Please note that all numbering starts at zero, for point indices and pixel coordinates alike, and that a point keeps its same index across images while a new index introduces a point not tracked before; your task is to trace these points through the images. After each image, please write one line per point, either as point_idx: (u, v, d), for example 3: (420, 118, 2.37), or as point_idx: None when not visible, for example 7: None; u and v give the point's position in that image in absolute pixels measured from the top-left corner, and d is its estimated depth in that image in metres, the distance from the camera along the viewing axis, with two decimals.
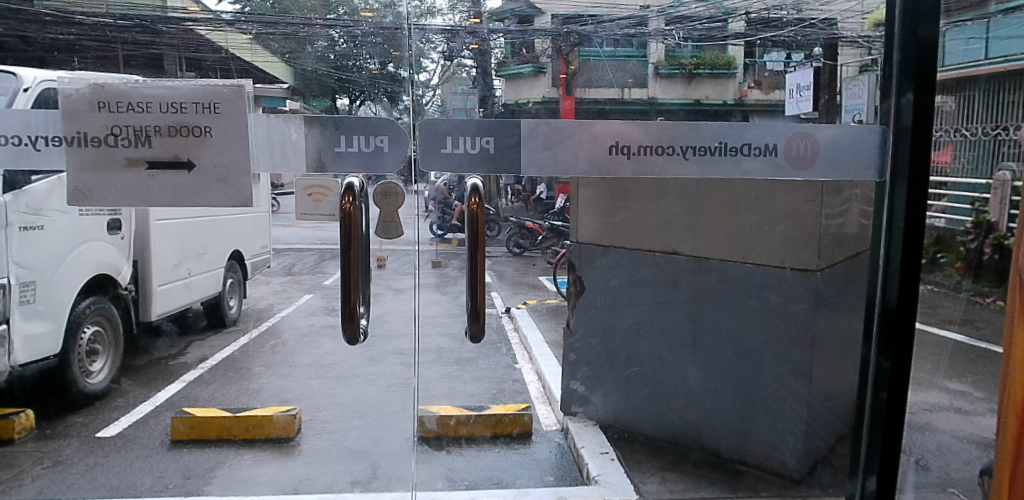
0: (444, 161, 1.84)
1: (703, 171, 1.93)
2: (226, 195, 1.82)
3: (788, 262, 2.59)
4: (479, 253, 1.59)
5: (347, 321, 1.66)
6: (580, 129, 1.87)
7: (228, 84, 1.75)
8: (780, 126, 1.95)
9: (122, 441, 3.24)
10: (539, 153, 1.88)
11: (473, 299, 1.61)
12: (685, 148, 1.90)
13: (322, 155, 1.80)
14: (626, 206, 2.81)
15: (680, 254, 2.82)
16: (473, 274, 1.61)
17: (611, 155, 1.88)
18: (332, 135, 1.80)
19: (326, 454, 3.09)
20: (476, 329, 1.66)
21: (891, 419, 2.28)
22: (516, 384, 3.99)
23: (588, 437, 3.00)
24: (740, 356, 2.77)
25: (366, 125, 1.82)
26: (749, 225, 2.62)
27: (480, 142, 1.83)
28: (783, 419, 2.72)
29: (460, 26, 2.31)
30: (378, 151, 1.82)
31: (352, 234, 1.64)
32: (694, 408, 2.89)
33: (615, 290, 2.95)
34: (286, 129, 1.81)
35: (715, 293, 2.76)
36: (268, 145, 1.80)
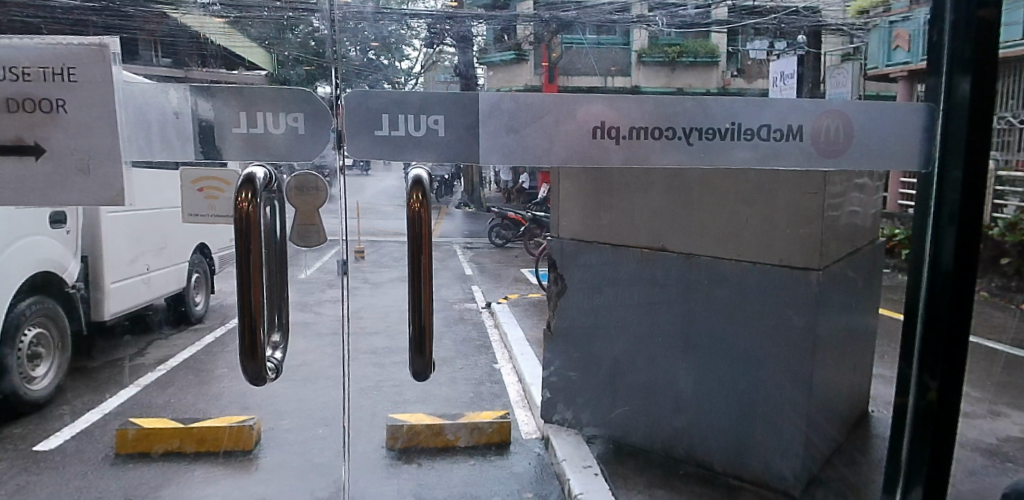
0: (371, 147, 1.55)
1: (696, 161, 1.67)
2: (89, 192, 1.51)
3: (788, 260, 2.35)
4: (424, 260, 1.34)
5: (246, 359, 1.41)
6: (557, 106, 1.59)
7: (87, 43, 1.47)
8: (806, 106, 1.72)
9: (59, 457, 2.95)
10: (503, 137, 1.59)
11: (415, 314, 1.35)
12: (688, 131, 1.64)
13: (219, 139, 1.50)
14: (611, 200, 2.63)
15: (670, 250, 2.61)
16: (417, 296, 1.34)
17: (595, 139, 1.61)
18: (230, 107, 1.50)
19: (286, 469, 2.85)
20: (419, 364, 1.38)
21: (941, 419, 2.09)
22: (495, 387, 3.76)
23: (570, 446, 2.81)
24: (737, 363, 2.53)
25: (275, 97, 1.52)
26: (755, 218, 2.39)
27: (426, 121, 1.55)
28: (783, 433, 2.49)
29: (441, 12, 2.11)
30: (291, 132, 1.52)
31: (250, 240, 1.37)
32: (684, 417, 2.69)
33: (601, 289, 2.75)
34: (165, 103, 1.49)
35: (709, 293, 2.53)
36: (143, 125, 1.48)
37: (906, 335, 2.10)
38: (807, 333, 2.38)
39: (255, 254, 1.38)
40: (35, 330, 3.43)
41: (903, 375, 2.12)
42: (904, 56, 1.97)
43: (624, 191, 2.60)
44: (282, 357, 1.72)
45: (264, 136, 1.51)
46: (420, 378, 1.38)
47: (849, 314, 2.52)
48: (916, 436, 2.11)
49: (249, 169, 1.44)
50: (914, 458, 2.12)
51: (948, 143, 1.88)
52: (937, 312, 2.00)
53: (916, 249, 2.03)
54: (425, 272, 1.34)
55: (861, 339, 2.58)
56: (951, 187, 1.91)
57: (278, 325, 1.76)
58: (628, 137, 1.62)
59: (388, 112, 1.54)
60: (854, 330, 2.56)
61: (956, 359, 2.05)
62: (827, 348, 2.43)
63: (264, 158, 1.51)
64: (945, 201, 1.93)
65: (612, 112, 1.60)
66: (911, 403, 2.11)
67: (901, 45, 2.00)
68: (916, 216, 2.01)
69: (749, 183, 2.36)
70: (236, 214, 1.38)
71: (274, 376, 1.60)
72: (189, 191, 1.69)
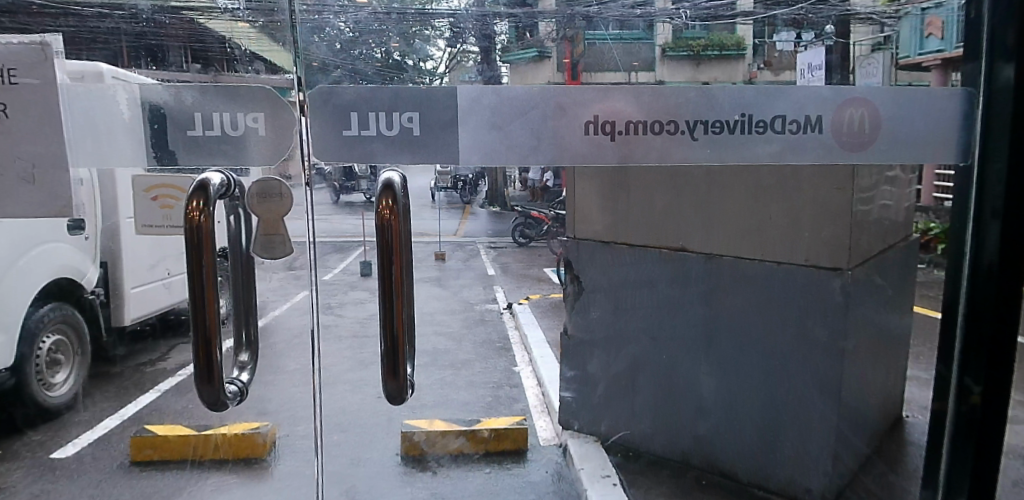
0: (336, 151, 1.44)
1: (702, 155, 1.56)
2: (37, 202, 1.48)
3: (812, 261, 2.22)
4: (395, 270, 1.26)
5: (202, 383, 1.37)
6: (543, 99, 1.49)
7: (29, 43, 1.43)
8: (828, 92, 1.60)
9: (75, 465, 2.96)
10: (486, 134, 1.48)
11: (387, 327, 1.27)
12: (692, 125, 1.54)
13: (172, 141, 1.42)
14: (628, 198, 2.55)
15: (690, 251, 2.49)
16: (389, 309, 1.26)
17: (589, 136, 1.50)
18: (183, 106, 1.42)
19: (298, 478, 2.79)
20: (393, 387, 1.29)
21: (988, 426, 1.94)
22: (513, 390, 3.65)
23: (589, 456, 2.73)
24: (763, 369, 2.40)
25: (229, 96, 1.43)
26: (778, 216, 2.27)
27: (399, 119, 1.45)
28: (812, 442, 2.36)
29: (466, 9, 1.99)
30: (250, 133, 1.44)
31: (202, 253, 1.29)
32: (706, 424, 2.58)
33: (615, 289, 2.66)
34: (110, 103, 1.42)
35: (729, 295, 2.42)
36: (89, 129, 1.42)
37: (945, 335, 1.97)
38: (838, 337, 2.24)
39: (208, 269, 1.30)
40: (54, 338, 3.43)
41: (943, 378, 1.99)
42: (937, 44, 1.85)
43: (639, 190, 2.53)
44: (250, 377, 1.67)
45: (220, 139, 1.43)
46: (395, 401, 1.30)
47: (879, 313, 2.39)
48: (958, 443, 1.98)
49: (204, 174, 1.37)
50: (955, 467, 1.98)
51: (988, 130, 1.74)
52: (981, 313, 1.87)
53: (956, 245, 1.90)
54: (398, 279, 1.26)
55: (891, 338, 2.50)
56: (994, 178, 1.78)
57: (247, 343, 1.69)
58: (622, 133, 1.51)
59: (356, 111, 1.43)
60: (881, 330, 2.44)
61: (1005, 364, 1.89)
62: (856, 349, 2.30)
63: (220, 162, 1.44)
64: (988, 193, 1.80)
65: (608, 106, 1.50)
66: (951, 410, 1.97)
67: (934, 33, 1.88)
68: (957, 210, 1.87)
69: (768, 179, 2.26)
70: (187, 229, 1.29)
71: (236, 402, 1.55)
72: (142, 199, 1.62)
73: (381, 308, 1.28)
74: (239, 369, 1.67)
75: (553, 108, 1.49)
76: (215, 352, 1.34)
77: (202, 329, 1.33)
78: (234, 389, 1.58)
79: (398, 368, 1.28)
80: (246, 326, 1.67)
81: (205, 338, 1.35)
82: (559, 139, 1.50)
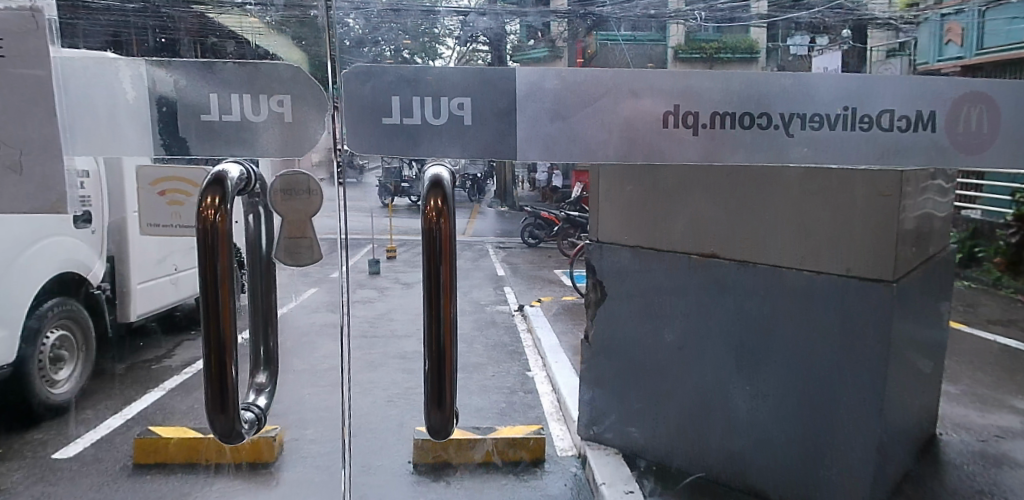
0: (376, 139, 1.31)
1: (780, 157, 1.42)
2: (25, 193, 1.38)
3: (856, 270, 2.11)
4: (445, 279, 1.11)
5: (213, 413, 1.19)
6: (614, 85, 1.36)
7: (18, 9, 1.33)
8: (916, 85, 1.45)
9: (78, 467, 2.86)
10: (546, 124, 1.34)
11: (432, 343, 1.12)
12: (789, 117, 1.40)
13: (188, 124, 1.31)
14: (655, 198, 2.49)
15: (721, 258, 2.38)
16: (437, 324, 1.11)
17: (667, 129, 1.38)
18: (197, 88, 1.31)
19: (307, 486, 2.70)
20: (438, 419, 1.15)
21: None
22: (528, 396, 3.54)
23: (610, 469, 2.62)
24: (804, 384, 2.28)
25: (252, 78, 1.33)
26: (820, 221, 2.15)
27: (449, 105, 1.32)
28: (852, 462, 2.25)
29: (477, 7, 1.81)
30: (278, 119, 1.33)
31: (219, 254, 1.14)
32: (737, 441, 2.46)
33: (650, 290, 2.51)
34: (113, 83, 1.32)
35: (765, 302, 2.30)
36: (89, 110, 1.32)
37: None
38: (884, 350, 2.13)
39: (224, 268, 1.15)
40: (59, 331, 3.23)
41: None
42: (956, 51, 1.74)
43: (666, 191, 2.45)
44: (268, 402, 1.54)
45: (240, 124, 1.32)
46: (436, 434, 1.17)
47: (919, 325, 2.30)
48: None
49: (221, 166, 1.25)
50: None
51: None
52: None
53: None
54: (447, 293, 1.12)
55: (926, 350, 2.40)
56: None
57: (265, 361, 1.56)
58: (704, 128, 1.39)
59: (400, 94, 1.31)
60: (919, 344, 2.34)
61: None
62: (899, 362, 2.20)
63: (238, 152, 1.32)
64: None
65: (686, 97, 1.37)
66: None
67: (953, 40, 1.77)
68: None
69: (818, 182, 2.14)
70: (200, 227, 1.14)
71: (252, 433, 1.36)
72: (149, 194, 1.49)
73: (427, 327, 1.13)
74: (257, 392, 1.54)
75: (626, 95, 1.36)
76: (230, 379, 1.18)
77: (215, 349, 1.17)
78: (252, 416, 1.42)
79: (444, 399, 1.13)
80: (263, 337, 1.54)
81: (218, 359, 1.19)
82: (631, 133, 1.37)
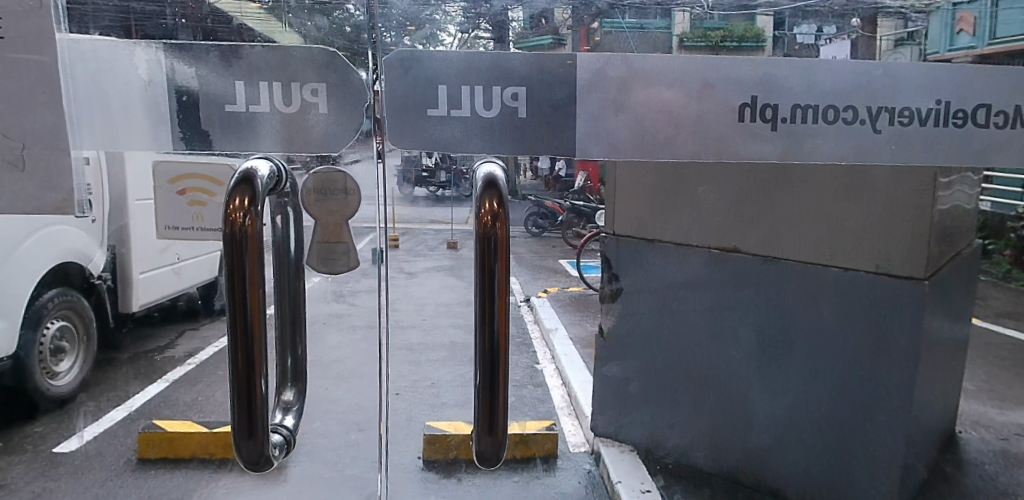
0: (428, 131, 1.23)
1: (871, 155, 1.28)
2: (26, 193, 1.28)
3: (882, 267, 2.09)
4: (500, 282, 1.01)
5: (241, 436, 1.07)
6: (684, 73, 1.24)
7: None
8: (991, 77, 1.30)
9: (80, 462, 2.82)
10: (610, 118, 1.23)
11: (483, 356, 1.02)
12: (875, 112, 1.27)
13: (213, 117, 1.24)
14: (675, 191, 2.43)
15: (742, 251, 2.37)
16: (490, 337, 1.01)
17: (742, 121, 1.24)
18: (220, 80, 1.24)
19: (316, 482, 2.65)
20: (486, 445, 1.04)
21: None
22: (538, 390, 3.48)
23: (625, 468, 2.59)
24: (828, 380, 2.28)
25: (281, 65, 1.25)
26: (848, 216, 2.13)
27: (501, 95, 1.22)
28: (876, 460, 2.25)
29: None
30: (312, 108, 1.25)
31: (253, 258, 1.04)
32: (758, 437, 2.47)
33: (678, 284, 2.48)
34: (132, 74, 1.25)
35: (789, 296, 2.29)
36: (100, 98, 1.25)
37: None
38: (909, 349, 2.13)
39: (252, 270, 1.04)
40: (59, 323, 3.10)
41: None
42: (968, 41, 1.41)
43: (686, 184, 2.41)
44: (295, 422, 1.40)
45: (269, 115, 1.25)
46: (485, 460, 1.05)
47: (945, 323, 2.27)
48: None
49: (249, 163, 1.13)
50: None
51: None
52: None
53: None
54: (502, 304, 1.01)
55: (950, 348, 2.36)
56: None
57: (292, 376, 1.44)
58: (788, 121, 1.25)
59: (448, 84, 1.22)
60: (943, 340, 2.28)
61: None
62: (927, 359, 2.19)
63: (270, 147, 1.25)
64: None
65: (770, 87, 1.24)
66: None
67: (964, 29, 1.44)
68: None
69: (848, 177, 2.10)
70: (226, 233, 1.03)
71: (282, 457, 1.25)
72: (168, 192, 1.38)
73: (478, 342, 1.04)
74: (283, 411, 1.40)
75: (701, 85, 1.24)
76: (259, 407, 1.07)
77: (243, 372, 1.06)
78: (280, 437, 1.30)
79: (495, 422, 1.03)
80: (291, 345, 1.44)
81: (246, 381, 1.07)
82: (703, 128, 1.25)
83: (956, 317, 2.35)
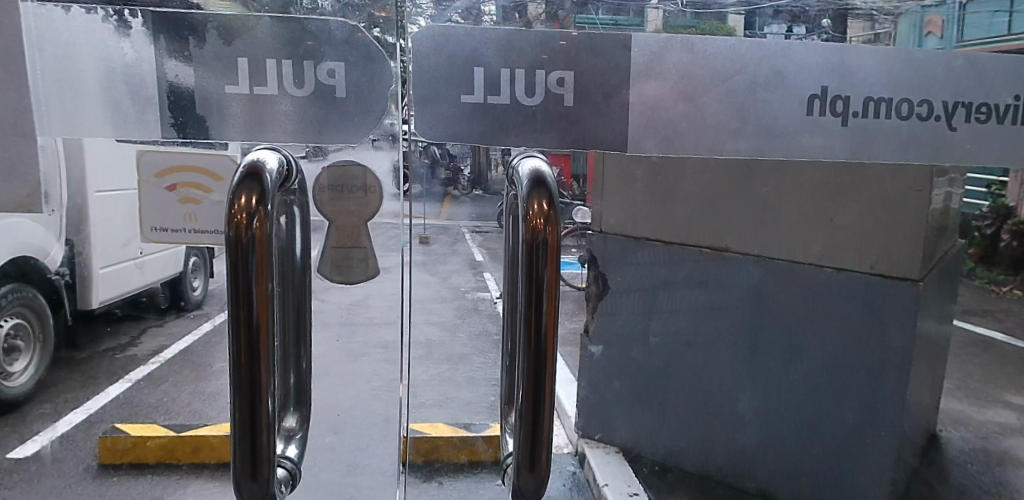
0: (444, 123, 1.16)
1: (941, 157, 1.23)
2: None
3: (879, 266, 2.19)
4: (547, 286, 0.95)
5: (244, 474, 0.97)
6: (751, 60, 1.18)
7: None
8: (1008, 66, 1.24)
9: (35, 469, 2.70)
10: (670, 107, 1.16)
11: (528, 374, 0.96)
12: (951, 108, 1.21)
13: (218, 105, 1.14)
14: (665, 183, 2.25)
15: (734, 250, 2.43)
16: (535, 356, 0.95)
17: (810, 115, 1.18)
18: (215, 67, 1.13)
19: None
20: (529, 480, 0.97)
21: None
22: None
23: (611, 470, 2.40)
24: (816, 380, 2.40)
25: (293, 44, 1.16)
26: (845, 215, 2.21)
27: (546, 81, 1.14)
28: (863, 462, 2.37)
29: None
30: (334, 90, 1.17)
31: (262, 268, 0.94)
32: (744, 438, 2.53)
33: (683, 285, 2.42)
34: (117, 50, 1.12)
35: (782, 295, 2.38)
36: (70, 76, 1.13)
37: None
38: (897, 351, 2.25)
39: (261, 276, 0.94)
40: (12, 321, 2.81)
41: None
42: (936, 44, 1.27)
43: (674, 181, 2.27)
44: (298, 452, 1.22)
45: (278, 98, 1.15)
46: (520, 497, 0.99)
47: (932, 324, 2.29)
48: None
49: (253, 156, 1.02)
50: None
51: None
52: None
53: None
54: (549, 329, 0.95)
55: (936, 348, 2.39)
56: None
57: (294, 401, 1.30)
58: (859, 116, 1.19)
59: (484, 67, 1.14)
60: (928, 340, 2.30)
61: None
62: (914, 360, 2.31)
63: (285, 138, 1.16)
64: None
65: (839, 78, 1.19)
66: None
67: (933, 31, 1.29)
68: None
69: (849, 176, 2.14)
70: (229, 237, 0.92)
71: (287, 491, 1.12)
72: (155, 188, 1.27)
73: (520, 369, 0.97)
74: (286, 439, 1.23)
75: (769, 72, 1.18)
76: (261, 434, 0.96)
77: (244, 395, 0.95)
78: (284, 471, 1.15)
79: (538, 457, 0.97)
80: (295, 358, 1.28)
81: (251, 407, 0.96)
82: (769, 125, 1.18)
83: (942, 319, 2.37)
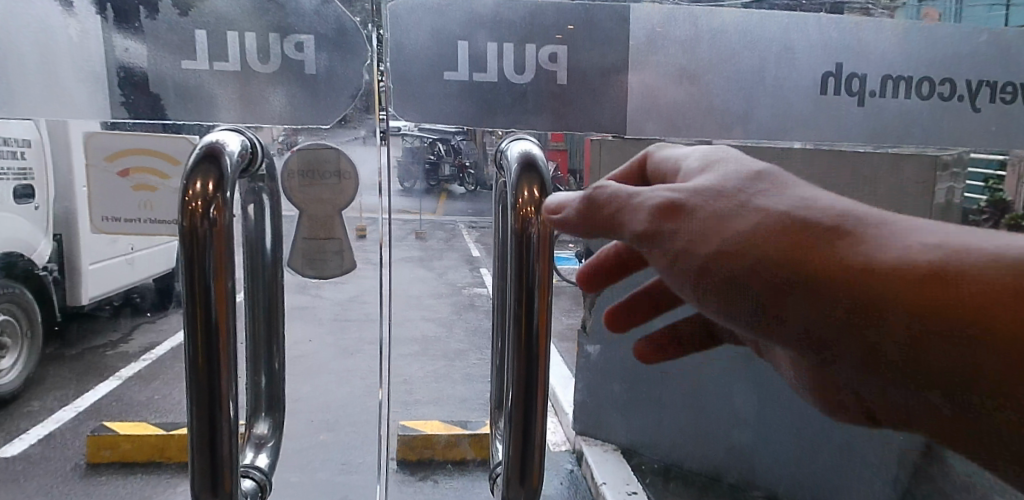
0: (431, 103, 1.18)
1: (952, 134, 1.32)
2: None
3: None
4: (540, 283, 0.97)
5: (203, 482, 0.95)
6: (774, 40, 1.25)
7: None
8: None
9: (22, 467, 2.67)
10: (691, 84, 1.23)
11: (518, 378, 0.97)
12: (974, 87, 1.31)
13: (193, 86, 1.19)
14: None
15: None
16: (526, 360, 0.96)
17: (824, 96, 1.26)
18: (183, 46, 1.18)
19: None
20: (516, 489, 0.98)
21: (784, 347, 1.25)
22: None
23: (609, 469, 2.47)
24: None
25: (264, 19, 1.18)
26: None
27: (540, 57, 1.18)
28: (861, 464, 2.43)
29: None
30: (306, 66, 1.21)
31: (220, 264, 0.92)
32: None
33: None
34: (74, 39, 1.18)
35: None
36: (28, 64, 1.19)
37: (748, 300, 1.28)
38: None
39: (220, 270, 0.92)
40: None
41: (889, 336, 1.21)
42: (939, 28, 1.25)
43: None
44: (268, 462, 1.25)
45: (247, 75, 1.19)
46: None
47: None
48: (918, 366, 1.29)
49: (214, 135, 0.97)
50: None
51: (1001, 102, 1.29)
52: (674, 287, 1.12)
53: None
54: (539, 327, 0.96)
55: None
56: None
57: (263, 407, 1.31)
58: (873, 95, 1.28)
59: (469, 42, 1.16)
60: None
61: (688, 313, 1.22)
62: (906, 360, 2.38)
63: (268, 119, 1.23)
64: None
65: (852, 57, 1.27)
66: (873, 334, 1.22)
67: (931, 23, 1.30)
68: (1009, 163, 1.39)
69: None
70: (183, 227, 0.90)
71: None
72: (104, 174, 1.32)
73: (510, 371, 0.98)
74: (255, 448, 1.24)
75: (779, 49, 1.25)
76: (222, 440, 0.94)
77: (202, 401, 0.93)
78: (252, 483, 1.17)
79: (526, 466, 0.97)
80: (267, 357, 1.30)
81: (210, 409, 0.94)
82: (784, 105, 1.26)
83: None
